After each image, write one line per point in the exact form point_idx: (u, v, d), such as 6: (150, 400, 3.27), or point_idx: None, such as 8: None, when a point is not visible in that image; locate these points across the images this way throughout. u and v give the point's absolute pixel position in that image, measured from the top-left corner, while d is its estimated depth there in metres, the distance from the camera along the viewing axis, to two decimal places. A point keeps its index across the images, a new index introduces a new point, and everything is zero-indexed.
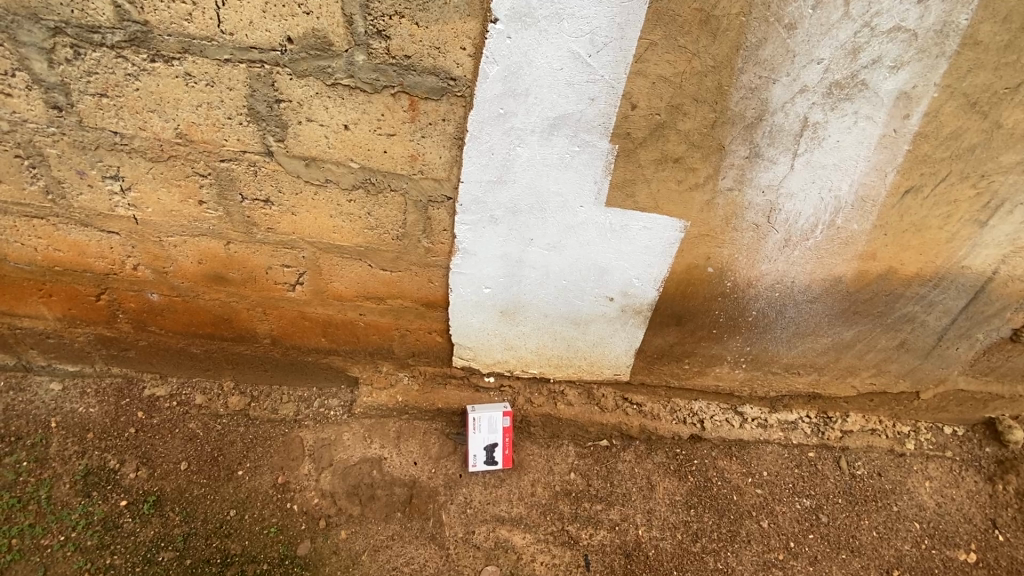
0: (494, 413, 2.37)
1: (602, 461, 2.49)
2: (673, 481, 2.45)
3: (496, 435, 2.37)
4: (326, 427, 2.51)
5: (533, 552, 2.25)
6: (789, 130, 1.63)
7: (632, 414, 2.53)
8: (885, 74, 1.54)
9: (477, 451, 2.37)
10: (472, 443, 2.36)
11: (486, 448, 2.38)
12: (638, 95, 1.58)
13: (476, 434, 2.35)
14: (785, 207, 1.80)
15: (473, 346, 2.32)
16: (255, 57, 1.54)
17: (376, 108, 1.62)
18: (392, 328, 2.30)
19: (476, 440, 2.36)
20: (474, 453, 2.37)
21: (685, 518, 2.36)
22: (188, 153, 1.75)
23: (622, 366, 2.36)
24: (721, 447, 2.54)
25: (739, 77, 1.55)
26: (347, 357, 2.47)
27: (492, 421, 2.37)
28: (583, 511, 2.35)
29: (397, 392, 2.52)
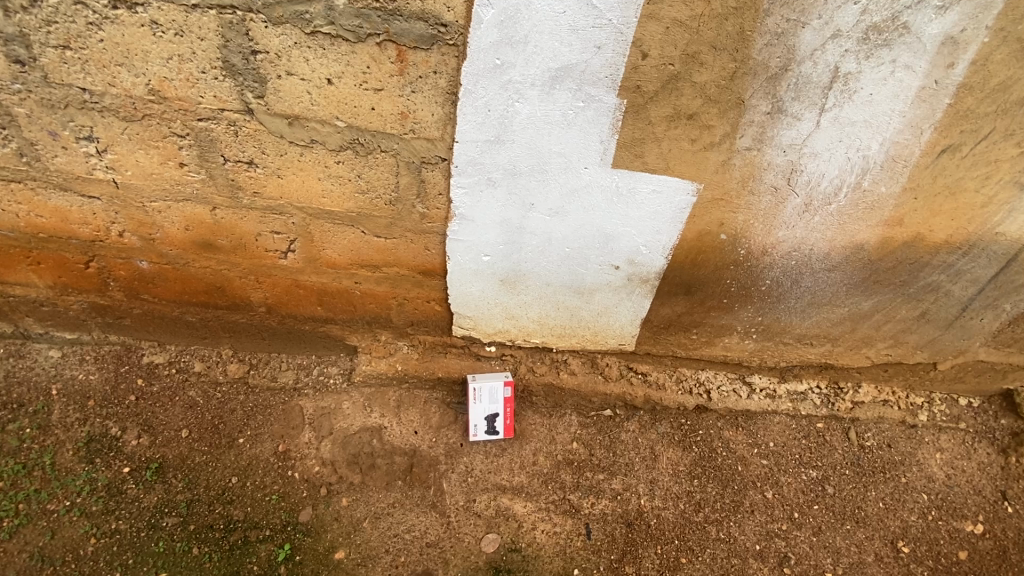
0: (496, 383, 2.32)
1: (605, 431, 2.44)
2: (677, 451, 2.41)
3: (497, 405, 2.33)
4: (326, 396, 2.48)
5: (534, 521, 2.24)
6: (818, 82, 1.48)
7: (637, 384, 2.49)
8: (930, 16, 1.37)
9: (478, 421, 2.33)
10: (473, 413, 2.31)
11: (487, 418, 2.34)
12: (650, 42, 1.43)
13: (477, 404, 2.31)
14: (808, 168, 1.65)
15: (473, 315, 2.25)
16: (226, 2, 1.40)
17: (361, 60, 1.48)
18: (389, 296, 2.22)
19: (477, 410, 2.32)
20: (474, 423, 2.33)
21: (688, 488, 2.33)
22: (164, 111, 1.63)
23: (627, 336, 2.28)
24: (727, 417, 2.49)
25: (764, 20, 1.39)
26: (345, 326, 2.42)
27: (494, 391, 2.32)
28: (585, 480, 2.34)
29: (397, 360, 2.49)
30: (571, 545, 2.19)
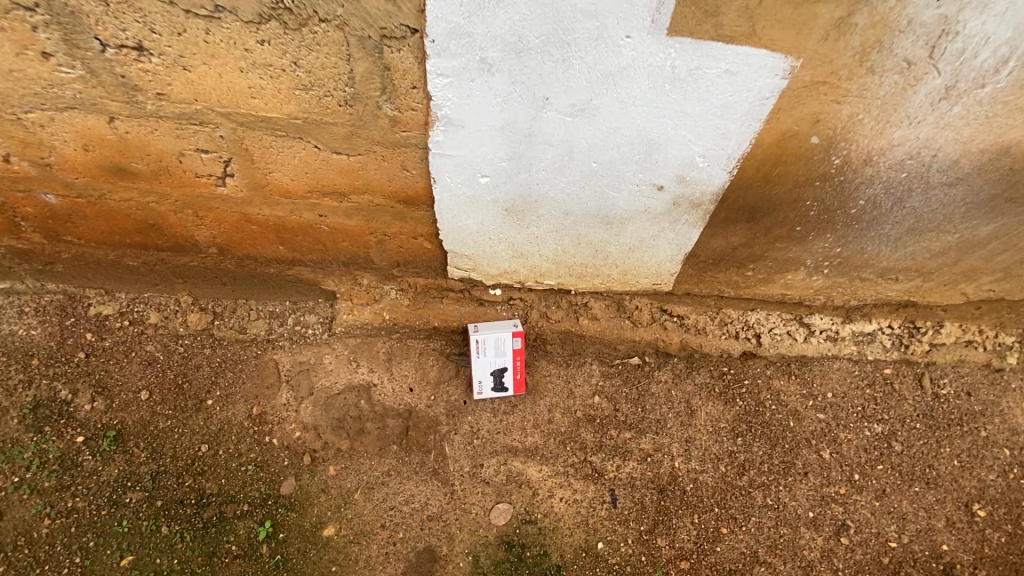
0: (502, 333, 1.91)
1: (632, 383, 2.08)
2: (718, 405, 2.05)
3: (506, 358, 1.94)
4: (304, 349, 2.10)
5: (550, 488, 1.94)
6: None
7: (672, 329, 2.06)
8: None
9: (482, 378, 1.94)
10: (476, 368, 1.93)
11: (494, 374, 1.95)
12: None
13: (480, 358, 1.92)
14: (965, 29, 1.10)
15: (471, 254, 1.80)
16: None
17: None
18: (366, 231, 1.76)
19: (481, 365, 1.93)
20: (478, 380, 1.94)
21: (730, 448, 2.00)
22: None
23: (665, 274, 1.83)
24: (778, 364, 2.09)
25: None
26: (317, 269, 1.97)
27: (500, 342, 1.92)
28: (610, 440, 2.01)
29: (383, 308, 2.05)
30: (593, 515, 1.91)
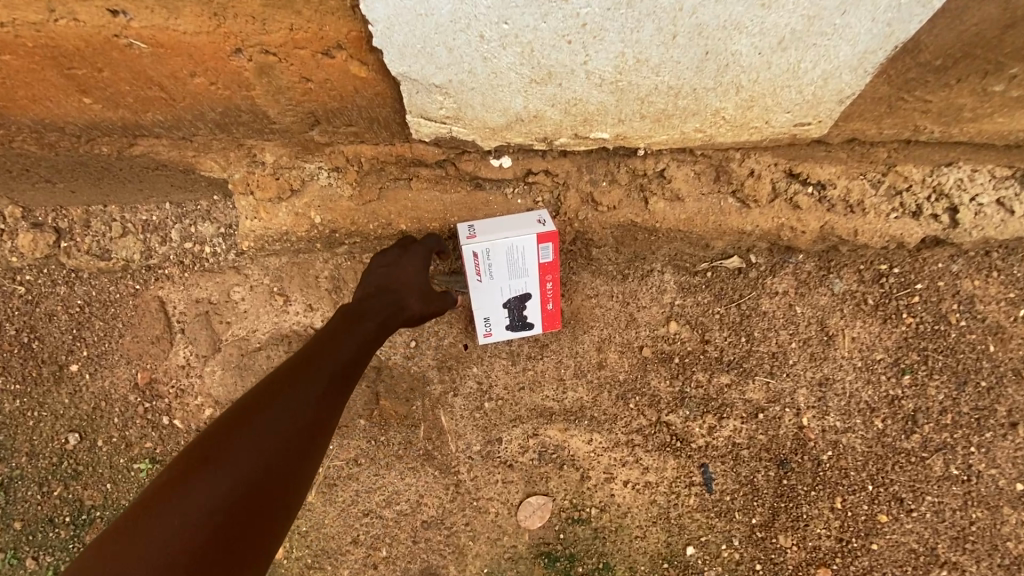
0: (521, 240, 1.07)
1: (731, 299, 1.28)
2: (873, 326, 1.27)
3: (529, 282, 1.13)
4: (199, 280, 1.29)
5: (607, 468, 1.26)
6: None
7: (806, 208, 1.19)
8: None
9: (490, 315, 1.15)
10: (478, 301, 1.13)
11: (508, 307, 1.15)
12: None
13: (484, 284, 1.10)
14: None
15: (446, 84, 0.90)
16: None
17: None
18: (227, 51, 0.87)
19: (486, 296, 1.12)
20: (483, 319, 1.15)
21: (891, 394, 1.25)
22: None
23: (828, 101, 0.96)
24: (971, 255, 1.25)
25: None
26: (178, 139, 1.09)
27: (518, 256, 1.08)
28: (698, 391, 1.27)
29: (309, 205, 1.17)
30: (676, 505, 1.24)
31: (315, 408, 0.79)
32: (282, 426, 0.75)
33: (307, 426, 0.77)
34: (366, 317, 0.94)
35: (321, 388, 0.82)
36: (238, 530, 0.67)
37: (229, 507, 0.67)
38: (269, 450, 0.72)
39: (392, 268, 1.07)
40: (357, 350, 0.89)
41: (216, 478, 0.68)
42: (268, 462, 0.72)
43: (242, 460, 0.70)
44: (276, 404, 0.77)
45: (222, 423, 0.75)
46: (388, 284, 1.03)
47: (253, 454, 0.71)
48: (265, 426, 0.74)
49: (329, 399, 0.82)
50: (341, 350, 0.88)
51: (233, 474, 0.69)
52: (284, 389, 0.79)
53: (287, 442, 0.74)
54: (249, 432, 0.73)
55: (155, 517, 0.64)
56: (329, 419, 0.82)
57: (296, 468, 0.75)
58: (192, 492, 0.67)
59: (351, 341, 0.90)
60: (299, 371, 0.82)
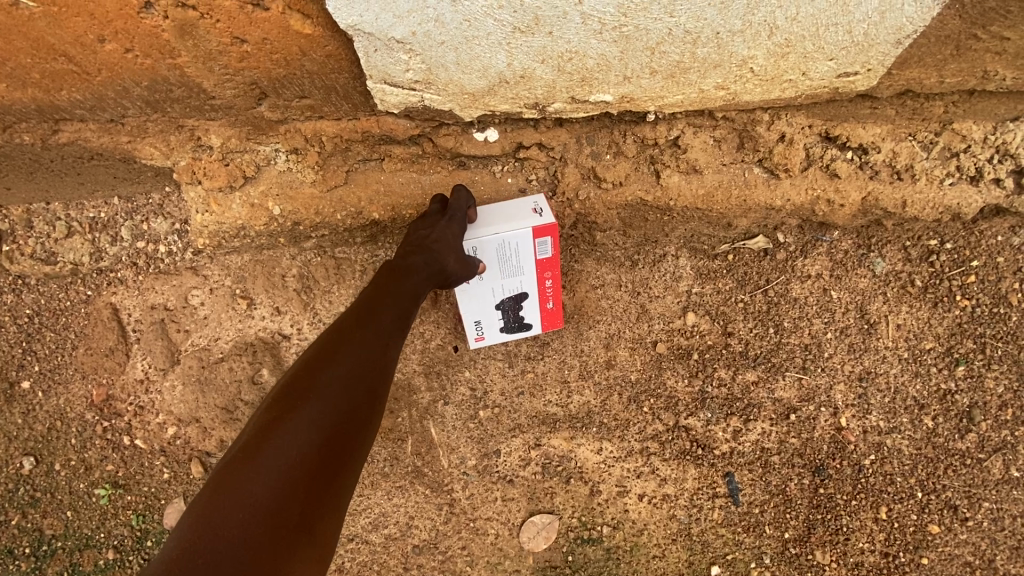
0: (514, 235, 0.91)
1: (757, 284, 1.12)
2: (921, 310, 1.10)
3: (527, 281, 0.98)
4: (154, 284, 1.14)
5: (619, 480, 1.12)
6: None
7: (846, 178, 1.02)
8: None
9: (481, 319, 1.01)
10: (465, 304, 0.99)
11: (502, 310, 1.01)
12: None
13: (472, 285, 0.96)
14: None
15: (411, 37, 0.74)
16: None
17: None
18: (136, 6, 0.72)
19: (475, 298, 0.98)
20: (473, 324, 1.02)
21: (943, 388, 1.09)
22: None
23: (880, 42, 0.79)
24: None
25: None
26: (109, 123, 0.94)
27: (511, 253, 0.93)
28: (721, 392, 1.12)
29: (266, 195, 1.01)
30: (699, 520, 1.10)
31: (378, 373, 0.72)
32: (348, 391, 0.68)
33: (371, 391, 0.71)
34: (414, 268, 0.81)
35: (382, 350, 0.74)
36: (322, 496, 0.62)
37: (307, 479, 0.61)
38: (338, 417, 0.66)
39: (423, 224, 0.87)
40: (413, 303, 0.80)
41: (288, 448, 0.62)
42: (338, 430, 0.66)
43: (315, 426, 0.64)
44: (335, 369, 0.69)
45: (283, 389, 0.69)
46: (425, 242, 0.83)
47: (323, 421, 0.65)
48: (333, 390, 0.68)
49: (389, 360, 0.75)
50: (396, 301, 0.78)
51: (305, 444, 0.63)
52: (346, 349, 0.72)
53: (352, 408, 0.68)
54: (317, 397, 0.66)
55: (228, 492, 0.58)
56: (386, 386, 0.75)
57: (366, 433, 0.69)
58: (266, 463, 0.60)
59: (404, 290, 0.79)
60: (354, 329, 0.74)
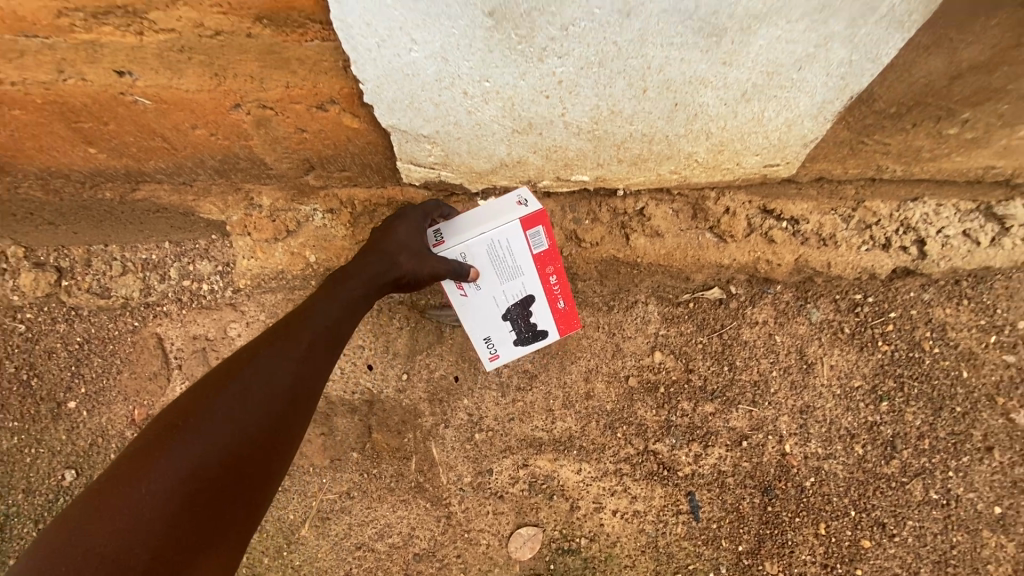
0: (503, 234, 0.98)
1: (713, 328, 1.32)
2: (849, 354, 1.31)
3: (529, 281, 1.05)
4: (197, 317, 1.32)
5: (596, 498, 1.28)
6: None
7: (782, 243, 1.25)
8: None
9: (491, 333, 1.10)
10: (472, 322, 1.09)
11: (513, 318, 1.10)
12: None
13: (474, 298, 1.05)
14: None
15: (434, 133, 0.96)
16: None
17: None
18: (226, 106, 0.92)
19: (480, 314, 1.08)
20: (486, 340, 1.12)
21: (869, 420, 1.29)
22: None
23: (793, 145, 1.02)
24: (940, 284, 1.32)
25: None
26: (179, 185, 1.14)
27: (504, 254, 1.00)
28: (683, 420, 1.30)
29: (304, 246, 1.22)
30: (665, 534, 1.26)
31: (286, 394, 0.82)
32: (251, 412, 0.78)
33: (277, 410, 0.80)
34: (350, 286, 0.94)
35: (296, 373, 0.84)
36: (241, 475, 0.75)
37: (202, 490, 0.71)
38: (240, 433, 0.76)
39: (382, 232, 1.01)
40: (334, 328, 0.91)
41: (185, 458, 0.71)
42: (238, 446, 0.75)
43: (215, 440, 0.74)
44: (269, 368, 0.83)
45: (188, 403, 0.78)
46: (385, 245, 0.97)
47: (224, 436, 0.75)
48: (267, 386, 0.81)
49: (305, 381, 0.85)
50: (314, 328, 0.89)
51: (203, 458, 0.72)
52: (254, 372, 0.81)
53: (270, 411, 0.80)
54: (251, 390, 0.79)
55: (125, 493, 0.67)
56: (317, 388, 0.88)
57: (270, 450, 0.79)
58: (162, 472, 0.69)
59: (326, 316, 0.91)
60: (267, 351, 0.84)
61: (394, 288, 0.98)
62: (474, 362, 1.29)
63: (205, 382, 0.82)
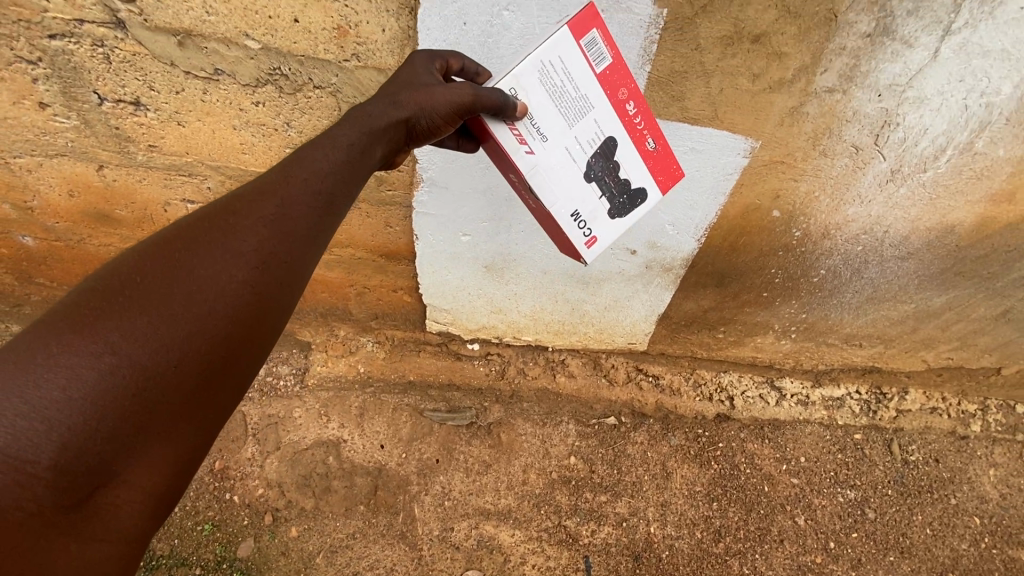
0: (556, 55, 0.94)
1: (608, 443, 2.01)
2: (693, 468, 1.98)
3: (606, 103, 0.97)
4: (273, 402, 2.00)
5: (522, 554, 1.86)
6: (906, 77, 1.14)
7: (647, 390, 2.08)
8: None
9: (580, 205, 1.04)
10: (555, 195, 1.03)
11: (598, 177, 1.03)
12: None
13: (545, 154, 1.00)
14: (904, 153, 1.28)
15: (449, 308, 1.93)
16: None
17: None
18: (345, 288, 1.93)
19: (561, 174, 1.01)
20: (575, 217, 1.06)
21: (706, 513, 1.93)
22: None
23: (638, 332, 1.96)
24: (751, 428, 2.05)
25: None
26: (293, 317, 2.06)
27: (562, 82, 0.95)
28: (585, 504, 1.93)
29: (358, 360, 2.07)
30: None
31: (252, 274, 0.77)
32: (191, 294, 0.73)
33: (230, 293, 0.75)
34: (350, 140, 0.90)
35: (262, 249, 0.79)
36: (179, 367, 0.71)
37: (121, 388, 0.67)
38: (175, 317, 0.71)
39: (401, 79, 0.98)
40: (313, 204, 0.85)
41: (111, 339, 0.67)
42: (174, 334, 0.71)
43: (141, 328, 0.69)
44: (228, 240, 0.77)
45: (120, 272, 0.73)
46: (401, 94, 0.93)
47: (154, 323, 0.70)
48: (220, 263, 0.76)
49: (280, 257, 0.80)
50: (284, 207, 0.82)
51: (123, 345, 0.68)
52: (202, 254, 0.76)
53: (224, 294, 0.75)
54: (203, 266, 0.75)
55: (21, 381, 0.63)
56: (290, 269, 0.82)
57: (228, 335, 0.75)
58: (68, 361, 0.65)
59: (307, 180, 0.85)
60: (230, 223, 0.79)
61: (410, 131, 0.96)
62: (451, 450, 1.96)
63: (150, 244, 0.77)
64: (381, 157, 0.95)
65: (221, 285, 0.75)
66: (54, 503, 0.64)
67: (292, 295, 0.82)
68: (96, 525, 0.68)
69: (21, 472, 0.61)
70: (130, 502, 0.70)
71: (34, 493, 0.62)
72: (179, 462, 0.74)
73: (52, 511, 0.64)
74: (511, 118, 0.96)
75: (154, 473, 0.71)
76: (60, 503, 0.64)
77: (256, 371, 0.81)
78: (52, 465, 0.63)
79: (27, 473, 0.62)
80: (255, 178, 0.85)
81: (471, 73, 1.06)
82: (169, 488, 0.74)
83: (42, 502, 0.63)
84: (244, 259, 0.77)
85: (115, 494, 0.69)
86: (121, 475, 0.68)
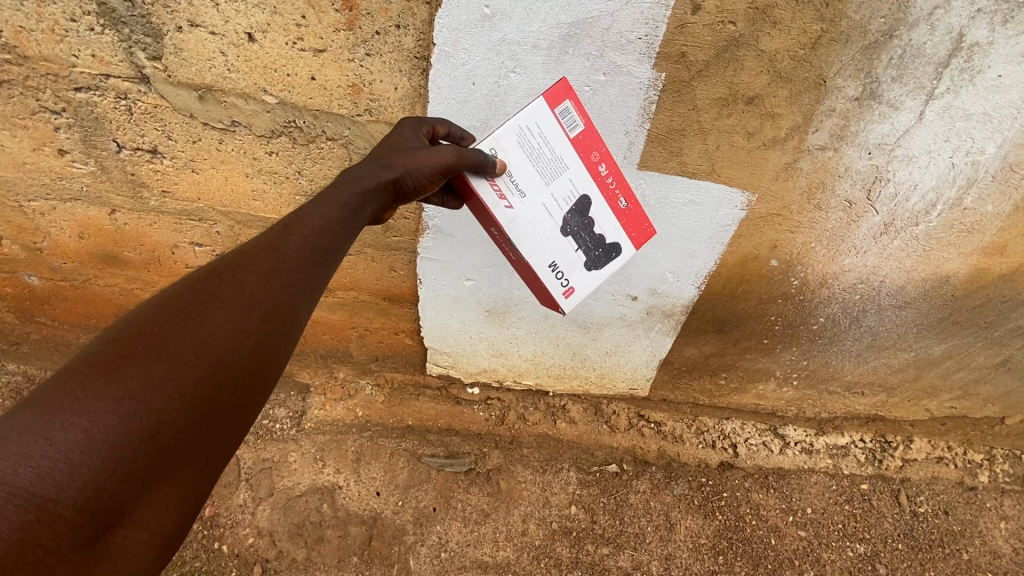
0: (534, 121, 1.00)
1: (610, 492, 1.94)
2: (698, 519, 1.91)
3: (577, 163, 1.03)
4: (268, 445, 1.95)
5: None
6: (895, 137, 1.19)
7: (649, 436, 2.05)
8: (1013, 59, 1.07)
9: (558, 257, 1.07)
10: (533, 247, 1.05)
11: (573, 231, 1.07)
12: (634, 24, 1.06)
13: (524, 209, 1.03)
14: (897, 204, 1.32)
15: (451, 351, 1.93)
16: (120, 8, 1.10)
17: (285, 27, 1.10)
18: (348, 333, 1.95)
19: (538, 229, 1.04)
20: (553, 269, 1.08)
21: (712, 568, 1.83)
22: (23, 93, 1.27)
23: (639, 376, 1.95)
24: (756, 477, 1.99)
25: (908, 25, 1.04)
26: (293, 360, 2.05)
27: (539, 145, 1.01)
28: (587, 556, 1.83)
29: (357, 404, 2.05)
30: None
31: (256, 323, 0.78)
32: (201, 343, 0.73)
33: (235, 341, 0.76)
34: (343, 200, 0.92)
35: (265, 298, 0.80)
36: (188, 414, 0.70)
37: (137, 433, 0.66)
38: (186, 364, 0.71)
39: (391, 144, 1.01)
40: (313, 256, 0.87)
41: (127, 385, 0.68)
42: (184, 380, 0.71)
43: (155, 374, 0.69)
44: (233, 294, 0.78)
45: (136, 322, 0.73)
46: (390, 158, 0.96)
47: (166, 369, 0.70)
48: (226, 314, 0.76)
49: (283, 305, 0.82)
50: (285, 261, 0.84)
51: (140, 391, 0.68)
52: (214, 303, 0.77)
53: (229, 343, 0.75)
54: (210, 317, 0.75)
55: (45, 426, 0.63)
56: (291, 318, 0.83)
57: (232, 380, 0.75)
58: (91, 406, 0.65)
59: (308, 234, 0.88)
60: (236, 274, 0.80)
61: (398, 191, 0.98)
62: (449, 498, 1.90)
63: (160, 297, 0.77)
64: (371, 216, 0.97)
65: (224, 334, 0.75)
66: (71, 541, 0.63)
67: (289, 342, 0.83)
68: (105, 564, 0.66)
69: (43, 509, 0.61)
70: (137, 541, 0.68)
71: (54, 530, 0.61)
72: (185, 505, 0.72)
73: (68, 549, 0.63)
74: (490, 174, 1.00)
75: (160, 514, 0.70)
76: (75, 540, 0.63)
77: (256, 416, 0.80)
78: (72, 504, 0.62)
79: (50, 510, 0.61)
80: (259, 234, 0.87)
81: (457, 138, 1.10)
82: (171, 528, 0.72)
83: (61, 540, 0.62)
84: (250, 310, 0.78)
85: (123, 533, 0.67)
86: (132, 514, 0.67)
